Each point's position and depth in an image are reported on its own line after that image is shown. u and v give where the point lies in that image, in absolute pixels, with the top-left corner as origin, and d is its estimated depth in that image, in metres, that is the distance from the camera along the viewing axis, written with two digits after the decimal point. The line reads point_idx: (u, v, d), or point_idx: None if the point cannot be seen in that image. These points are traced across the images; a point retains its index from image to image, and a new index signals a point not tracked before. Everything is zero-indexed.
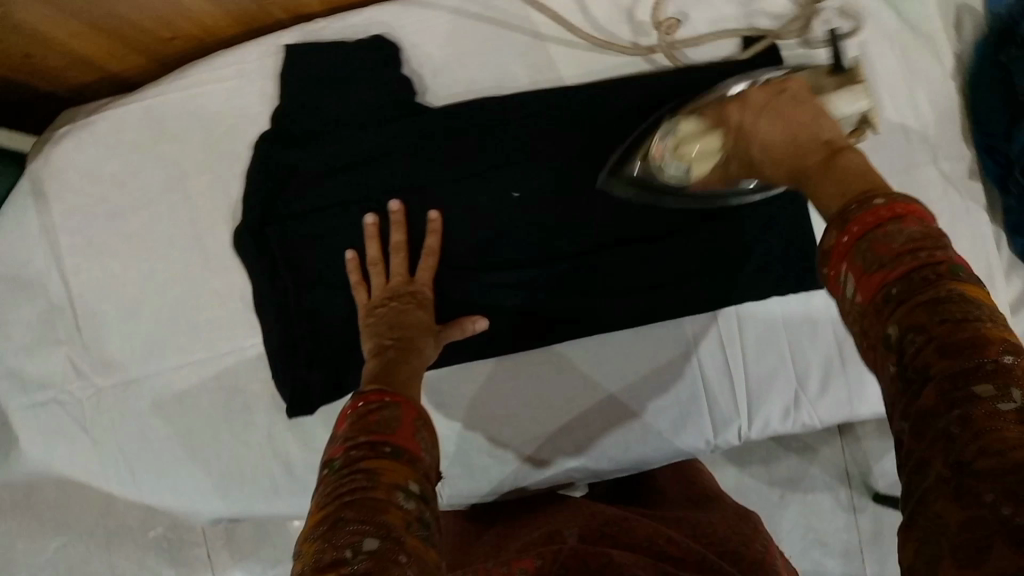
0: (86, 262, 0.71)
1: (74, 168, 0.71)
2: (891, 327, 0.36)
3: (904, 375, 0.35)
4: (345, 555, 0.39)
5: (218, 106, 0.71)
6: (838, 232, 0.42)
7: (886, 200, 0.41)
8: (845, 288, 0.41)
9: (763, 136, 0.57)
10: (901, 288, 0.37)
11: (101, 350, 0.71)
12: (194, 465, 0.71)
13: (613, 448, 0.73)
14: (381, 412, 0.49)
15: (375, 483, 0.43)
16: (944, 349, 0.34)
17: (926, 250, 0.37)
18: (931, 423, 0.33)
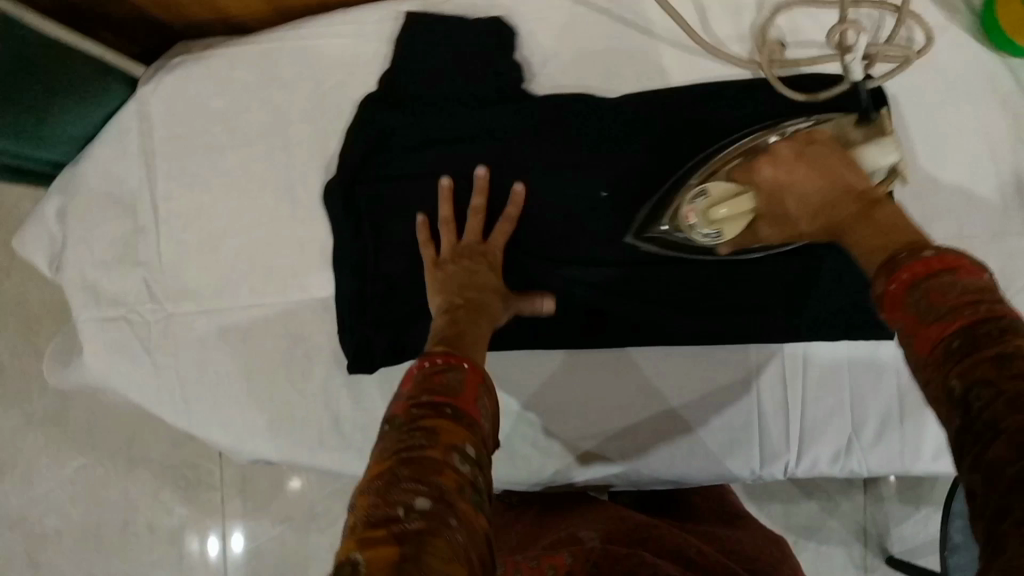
0: (178, 190, 0.73)
1: (182, 98, 0.73)
2: (955, 382, 0.37)
3: (970, 428, 0.35)
4: (398, 513, 0.38)
5: (331, 62, 0.72)
6: (886, 278, 0.45)
7: (935, 251, 0.44)
8: (897, 335, 0.44)
9: (797, 187, 0.60)
10: (963, 341, 0.38)
11: (176, 278, 0.73)
12: (245, 404, 0.73)
13: (657, 459, 0.74)
14: (444, 376, 0.50)
15: (432, 443, 0.43)
16: (1017, 403, 0.34)
17: (984, 303, 0.40)
18: (1002, 471, 0.33)
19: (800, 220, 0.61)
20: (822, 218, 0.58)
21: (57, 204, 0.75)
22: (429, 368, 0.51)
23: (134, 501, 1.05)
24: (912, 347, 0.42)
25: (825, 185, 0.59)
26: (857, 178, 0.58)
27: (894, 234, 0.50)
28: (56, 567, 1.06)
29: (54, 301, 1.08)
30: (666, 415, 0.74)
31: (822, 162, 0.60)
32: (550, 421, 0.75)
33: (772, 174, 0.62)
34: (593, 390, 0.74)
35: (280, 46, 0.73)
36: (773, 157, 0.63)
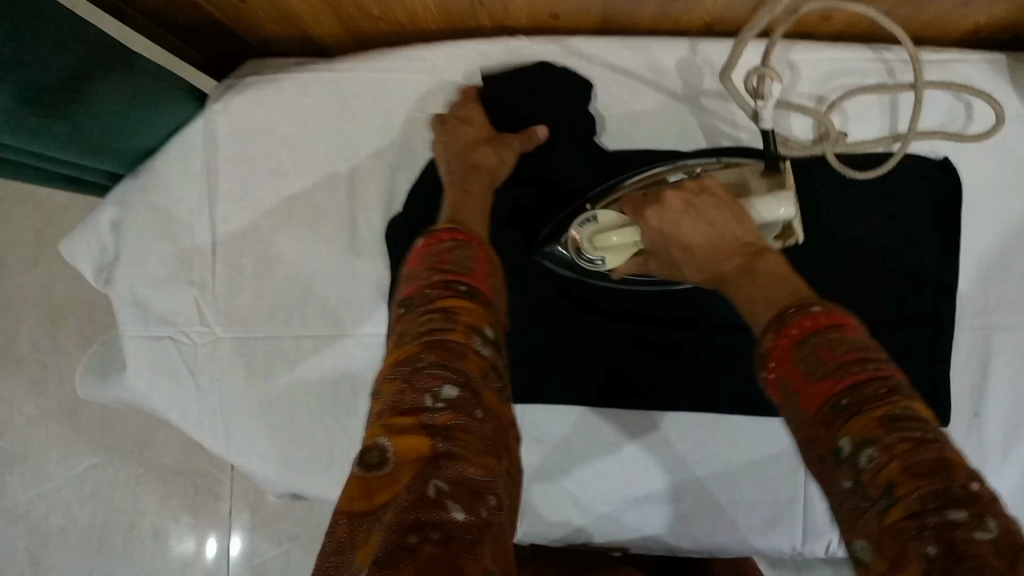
0: (239, 213, 0.72)
1: (251, 120, 0.71)
2: (844, 441, 0.38)
3: (864, 490, 0.37)
4: (426, 402, 0.40)
5: (405, 97, 0.71)
6: (775, 333, 0.44)
7: (822, 307, 0.43)
8: (781, 393, 0.43)
9: (686, 237, 0.54)
10: (852, 401, 0.39)
11: (228, 302, 0.72)
12: (285, 432, 0.72)
13: (698, 529, 0.72)
14: (455, 249, 0.49)
15: (453, 326, 0.44)
16: (912, 469, 0.35)
17: (870, 362, 0.40)
18: (901, 549, 0.34)
19: (685, 269, 0.55)
20: (710, 272, 0.53)
21: (112, 217, 0.73)
22: (438, 246, 0.50)
23: (140, 506, 1.01)
24: (799, 403, 0.41)
25: (714, 237, 0.53)
26: (746, 234, 0.53)
27: (773, 300, 0.46)
28: (54, 567, 1.01)
29: (77, 292, 1.02)
30: (710, 486, 0.72)
31: (709, 213, 0.54)
32: (589, 480, 0.73)
33: (660, 222, 0.55)
34: (639, 454, 0.72)
35: (355, 76, 0.71)
36: (659, 204, 0.56)
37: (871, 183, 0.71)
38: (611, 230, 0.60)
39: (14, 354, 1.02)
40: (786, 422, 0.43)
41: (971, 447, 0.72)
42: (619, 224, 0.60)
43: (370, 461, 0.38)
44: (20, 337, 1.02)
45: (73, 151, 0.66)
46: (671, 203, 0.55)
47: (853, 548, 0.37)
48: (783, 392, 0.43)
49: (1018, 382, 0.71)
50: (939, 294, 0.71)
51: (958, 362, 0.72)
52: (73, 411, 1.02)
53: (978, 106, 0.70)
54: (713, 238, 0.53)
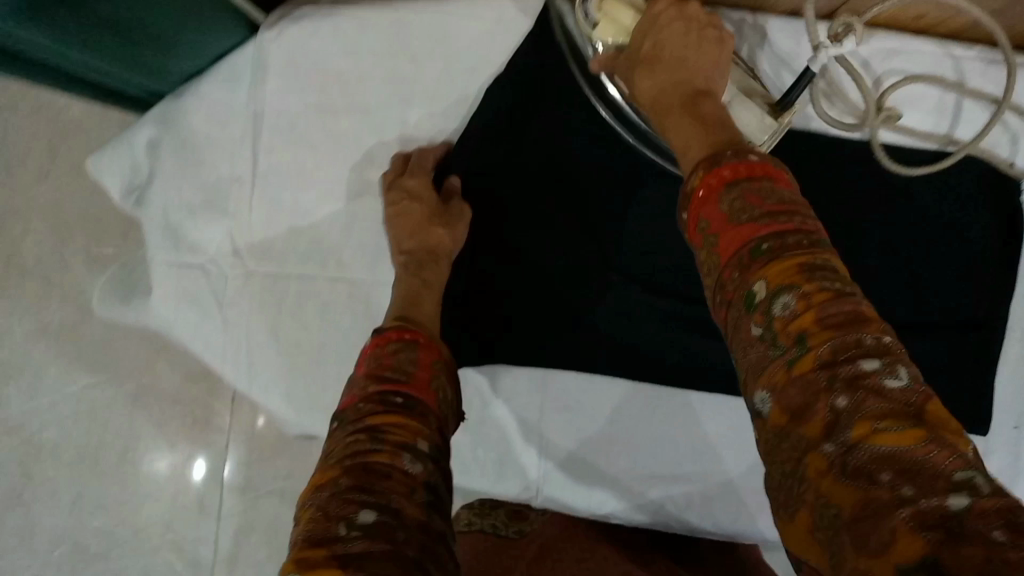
0: (283, 147, 0.69)
1: (305, 52, 0.68)
2: (760, 285, 0.38)
3: (774, 338, 0.37)
4: (340, 531, 0.40)
5: (468, 44, 0.68)
6: (704, 173, 0.44)
7: (759, 157, 0.43)
8: (701, 229, 0.43)
9: (659, 48, 0.54)
10: (772, 246, 0.39)
11: (263, 236, 0.69)
12: (309, 376, 0.70)
13: (721, 512, 0.72)
14: (396, 359, 0.54)
15: (381, 446, 0.46)
16: (826, 320, 0.36)
17: (797, 216, 0.40)
18: (813, 403, 0.34)
19: (638, 67, 0.54)
20: (654, 99, 0.53)
21: (149, 135, 0.70)
22: (385, 348, 0.55)
23: (138, 429, 0.99)
24: (715, 244, 0.42)
25: (681, 69, 0.53)
26: (711, 74, 0.53)
27: (718, 131, 0.47)
28: (41, 484, 0.98)
29: (89, 212, 0.99)
30: (732, 472, 0.72)
31: (698, 39, 0.54)
32: (616, 455, 0.72)
33: (655, 17, 0.55)
34: (670, 433, 0.71)
35: (417, 17, 0.68)
36: (678, 3, 0.55)
37: (944, 182, 0.68)
38: (623, 1, 0.57)
39: (18, 265, 0.98)
40: (699, 263, 0.44)
41: (1003, 457, 0.71)
42: (633, 7, 0.57)
43: None
44: (25, 250, 0.98)
45: (96, 57, 0.62)
46: (681, 12, 0.55)
47: (753, 399, 0.38)
48: (702, 231, 0.43)
49: None
50: (994, 300, 0.69)
51: (1003, 375, 0.70)
52: (74, 329, 0.99)
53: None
54: (688, 62, 0.53)
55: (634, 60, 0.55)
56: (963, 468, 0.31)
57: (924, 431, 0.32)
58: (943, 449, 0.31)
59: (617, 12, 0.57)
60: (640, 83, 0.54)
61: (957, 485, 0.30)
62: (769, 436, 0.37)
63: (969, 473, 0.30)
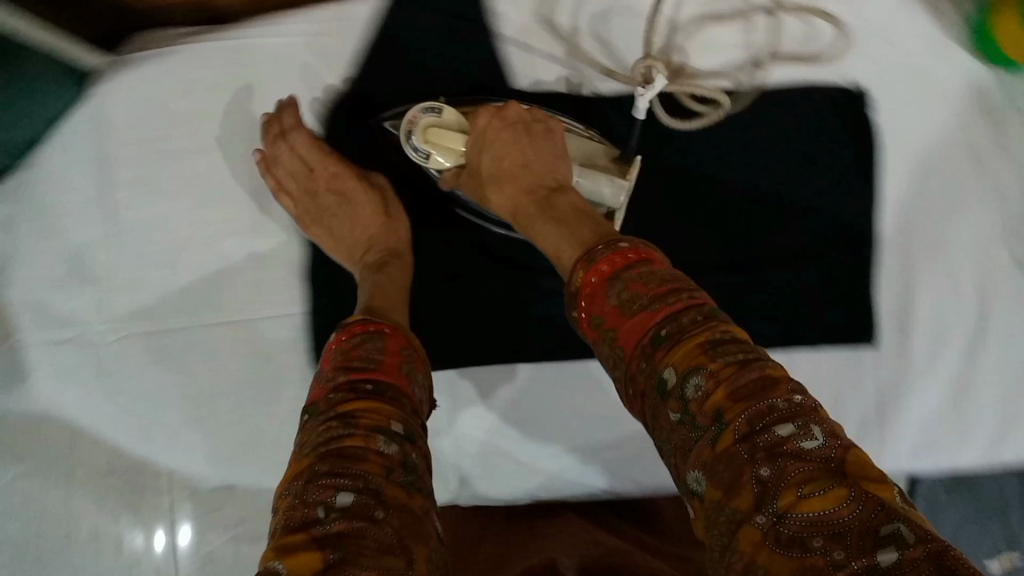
0: (137, 200, 0.67)
1: (142, 97, 0.66)
2: (668, 371, 0.42)
3: (692, 420, 0.40)
4: (318, 514, 0.41)
5: (306, 63, 0.67)
6: (584, 272, 0.49)
7: (629, 245, 0.49)
8: (598, 325, 0.47)
9: (500, 154, 0.62)
10: (670, 330, 0.43)
11: (136, 298, 0.69)
12: (205, 428, 0.70)
13: (641, 470, 0.73)
14: (365, 347, 0.52)
15: (353, 429, 0.45)
16: (736, 393, 0.39)
17: (682, 294, 0.45)
18: (738, 475, 0.37)
19: (487, 181, 0.63)
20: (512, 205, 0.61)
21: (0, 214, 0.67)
22: (350, 340, 0.53)
23: (75, 514, 0.72)
24: (617, 337, 0.46)
25: (521, 169, 0.62)
26: (555, 166, 0.63)
27: (580, 228, 0.55)
28: None
29: None
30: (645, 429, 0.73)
31: (528, 142, 0.63)
32: (529, 439, 0.72)
33: (485, 125, 0.63)
34: (578, 404, 0.72)
35: (253, 45, 0.67)
36: (497, 113, 0.63)
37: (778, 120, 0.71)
38: (450, 130, 0.64)
39: None
40: (602, 353, 0.48)
41: (896, 362, 0.73)
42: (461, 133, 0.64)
43: None
44: None
45: None
46: (505, 120, 0.63)
47: (686, 480, 0.40)
48: (599, 326, 0.47)
49: (938, 296, 0.72)
50: (853, 216, 0.72)
51: (881, 285, 0.73)
52: None
53: (865, 47, 0.71)
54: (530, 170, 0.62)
55: (478, 171, 0.63)
56: (887, 520, 0.33)
57: (845, 488, 0.35)
58: (863, 504, 0.34)
59: (448, 141, 0.63)
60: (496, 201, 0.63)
61: (885, 539, 0.33)
62: (707, 514, 0.39)
63: (895, 524, 0.33)
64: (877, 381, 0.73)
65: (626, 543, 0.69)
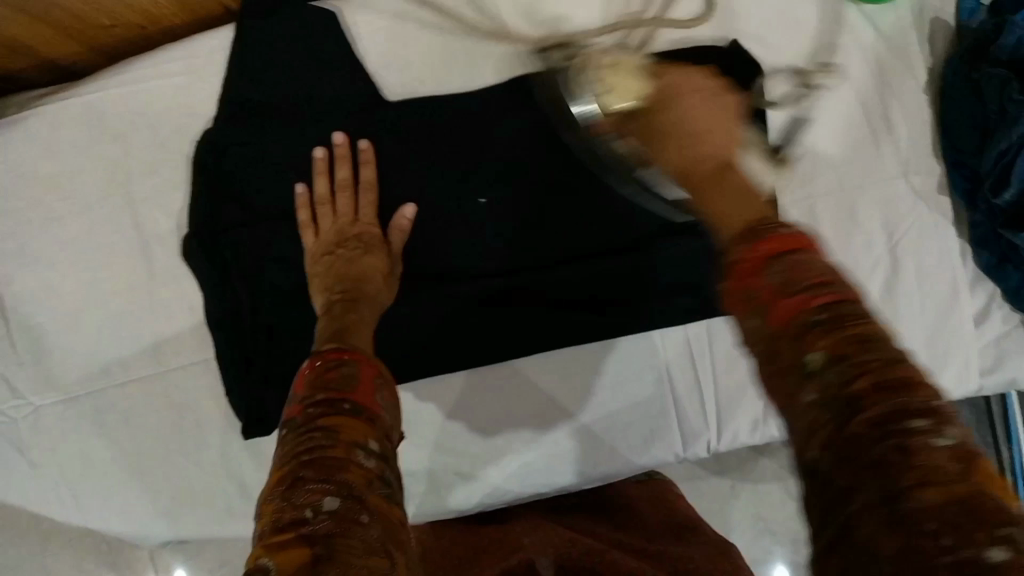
0: (23, 270, 0.66)
1: (8, 168, 0.66)
2: (815, 355, 0.33)
3: (824, 404, 0.32)
4: (306, 514, 0.36)
5: (166, 105, 0.66)
6: (745, 247, 0.40)
7: (792, 230, 0.40)
8: (744, 304, 0.38)
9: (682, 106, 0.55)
10: (825, 318, 0.34)
11: (40, 370, 0.67)
12: (138, 488, 0.68)
13: (585, 459, 0.71)
14: (340, 369, 0.46)
15: (335, 442, 0.40)
16: (883, 386, 0.31)
17: (838, 288, 0.36)
18: (862, 452, 0.30)
19: (654, 136, 0.55)
20: (684, 162, 0.51)
21: None
22: (323, 365, 0.47)
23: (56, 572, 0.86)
24: (759, 316, 0.37)
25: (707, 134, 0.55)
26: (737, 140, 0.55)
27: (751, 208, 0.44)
28: None
29: None
30: (581, 418, 0.71)
31: (722, 111, 0.55)
32: (466, 447, 0.71)
33: (672, 80, 0.58)
34: (506, 405, 0.71)
35: (105, 96, 0.66)
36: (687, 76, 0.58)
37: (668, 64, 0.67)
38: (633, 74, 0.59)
39: None
40: (741, 338, 0.39)
41: None
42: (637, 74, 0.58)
43: None
44: None
45: None
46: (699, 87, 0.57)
47: (801, 465, 0.33)
48: (744, 304, 0.38)
49: (853, 240, 0.71)
50: None
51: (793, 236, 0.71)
52: None
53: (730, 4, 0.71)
54: (706, 133, 0.52)
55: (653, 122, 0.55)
56: (1001, 524, 0.27)
57: (967, 484, 0.28)
58: (991, 509, 0.28)
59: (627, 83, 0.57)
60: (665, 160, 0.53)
61: (997, 538, 0.27)
62: (817, 503, 0.31)
63: (1011, 528, 0.27)
64: None
65: (605, 545, 0.60)
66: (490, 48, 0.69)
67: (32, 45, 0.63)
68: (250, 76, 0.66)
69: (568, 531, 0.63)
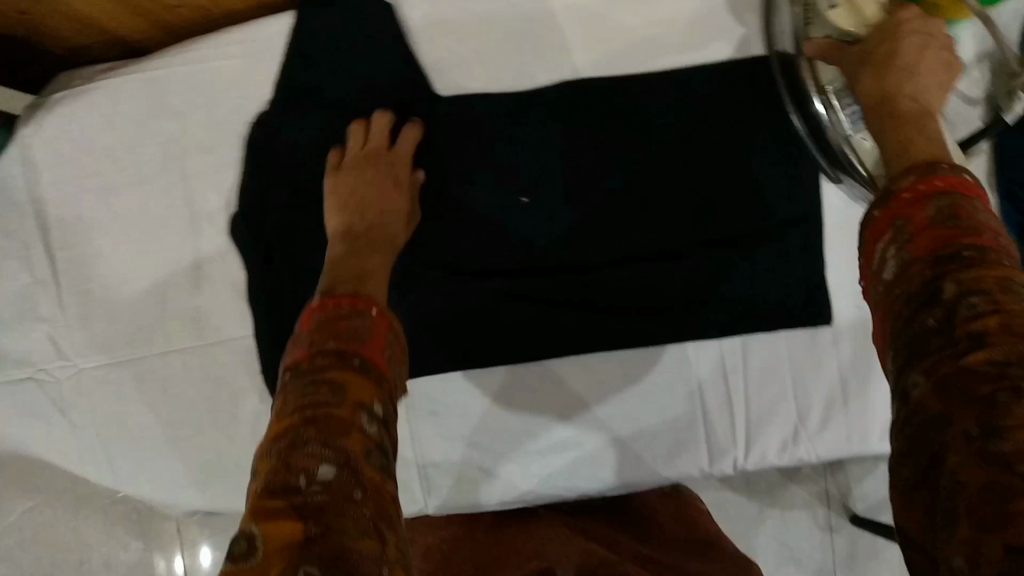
0: (77, 236, 0.69)
1: (69, 137, 0.69)
2: (949, 284, 0.35)
3: (945, 333, 0.34)
4: (299, 483, 0.36)
5: (223, 86, 0.68)
6: (914, 177, 0.40)
7: (972, 178, 0.40)
8: (894, 227, 0.39)
9: (902, 45, 0.50)
10: (974, 255, 0.35)
11: (84, 333, 0.69)
12: (170, 456, 0.70)
13: (609, 467, 0.71)
14: (353, 322, 0.46)
15: (338, 402, 0.41)
16: (1011, 328, 0.33)
17: (997, 237, 0.37)
18: (969, 389, 0.32)
19: (866, 66, 0.51)
20: (881, 91, 0.49)
21: None
22: (335, 312, 0.47)
23: (87, 537, 0.89)
24: (906, 240, 0.38)
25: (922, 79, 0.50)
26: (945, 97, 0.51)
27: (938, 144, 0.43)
28: None
29: None
30: (606, 428, 0.71)
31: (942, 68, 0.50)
32: (491, 444, 0.72)
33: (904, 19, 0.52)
34: (534, 408, 0.71)
35: (166, 74, 0.68)
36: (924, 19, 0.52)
37: (719, 78, 0.68)
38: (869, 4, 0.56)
39: None
40: (875, 260, 0.40)
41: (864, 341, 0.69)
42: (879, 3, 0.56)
43: (237, 551, 0.34)
44: None
45: None
46: (935, 29, 0.52)
47: (903, 380, 0.35)
48: (896, 226, 0.39)
49: None
50: None
51: (838, 257, 0.69)
52: None
53: None
54: (921, 71, 0.49)
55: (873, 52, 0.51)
56: None
57: None
58: None
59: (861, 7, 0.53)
60: (864, 83, 0.50)
61: None
62: (915, 421, 0.34)
63: None
64: (838, 363, 0.70)
65: (618, 555, 0.58)
66: (544, 50, 0.69)
67: (99, 20, 0.65)
68: (308, 64, 0.67)
69: (584, 539, 0.62)
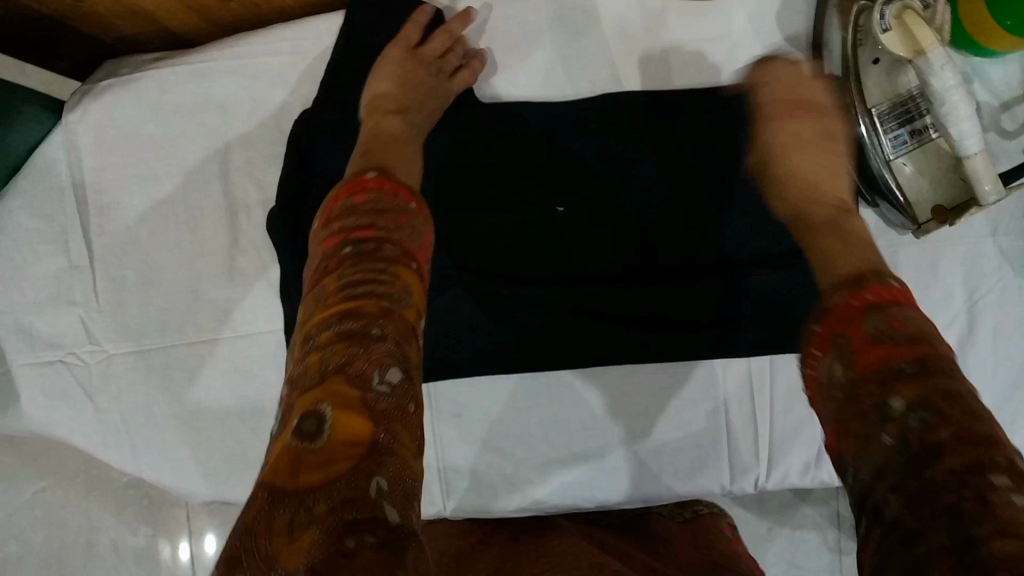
0: (115, 223, 0.69)
1: (113, 124, 0.69)
2: (897, 401, 0.40)
3: (902, 447, 0.39)
4: (374, 378, 0.40)
5: (269, 82, 0.69)
6: (846, 294, 0.47)
7: (898, 285, 0.47)
8: (837, 342, 0.45)
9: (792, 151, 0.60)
10: (913, 368, 0.41)
11: (116, 320, 0.70)
12: (195, 445, 0.71)
13: (632, 478, 0.71)
14: (411, 221, 0.49)
15: (398, 299, 0.44)
16: (963, 439, 0.38)
17: (932, 344, 0.43)
18: (936, 501, 0.36)
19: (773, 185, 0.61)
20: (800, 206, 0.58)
21: None
22: (383, 205, 0.49)
23: (99, 522, 0.89)
24: (850, 357, 0.44)
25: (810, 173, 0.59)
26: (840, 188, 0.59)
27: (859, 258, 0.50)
28: None
29: None
30: (630, 439, 0.71)
31: (827, 166, 0.60)
32: (513, 449, 0.72)
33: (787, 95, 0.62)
34: (558, 415, 0.71)
35: (213, 65, 0.68)
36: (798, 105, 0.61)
37: None
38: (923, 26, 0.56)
39: None
40: (828, 375, 0.45)
41: None
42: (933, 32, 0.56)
43: (305, 429, 0.38)
44: None
45: None
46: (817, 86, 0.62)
47: (873, 498, 0.39)
48: (837, 341, 0.45)
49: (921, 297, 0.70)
50: None
51: None
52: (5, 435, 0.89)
53: None
54: (821, 183, 0.59)
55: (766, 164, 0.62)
56: None
57: None
58: None
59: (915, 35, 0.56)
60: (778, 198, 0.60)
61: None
62: (882, 531, 0.38)
63: None
64: None
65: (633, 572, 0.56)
66: (589, 61, 0.69)
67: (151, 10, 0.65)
68: (354, 63, 0.67)
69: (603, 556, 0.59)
